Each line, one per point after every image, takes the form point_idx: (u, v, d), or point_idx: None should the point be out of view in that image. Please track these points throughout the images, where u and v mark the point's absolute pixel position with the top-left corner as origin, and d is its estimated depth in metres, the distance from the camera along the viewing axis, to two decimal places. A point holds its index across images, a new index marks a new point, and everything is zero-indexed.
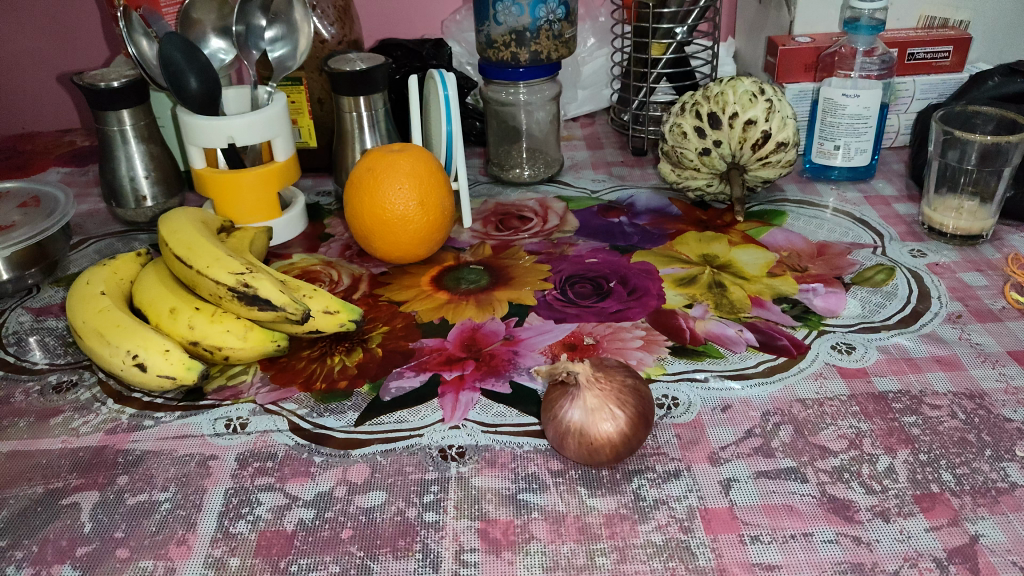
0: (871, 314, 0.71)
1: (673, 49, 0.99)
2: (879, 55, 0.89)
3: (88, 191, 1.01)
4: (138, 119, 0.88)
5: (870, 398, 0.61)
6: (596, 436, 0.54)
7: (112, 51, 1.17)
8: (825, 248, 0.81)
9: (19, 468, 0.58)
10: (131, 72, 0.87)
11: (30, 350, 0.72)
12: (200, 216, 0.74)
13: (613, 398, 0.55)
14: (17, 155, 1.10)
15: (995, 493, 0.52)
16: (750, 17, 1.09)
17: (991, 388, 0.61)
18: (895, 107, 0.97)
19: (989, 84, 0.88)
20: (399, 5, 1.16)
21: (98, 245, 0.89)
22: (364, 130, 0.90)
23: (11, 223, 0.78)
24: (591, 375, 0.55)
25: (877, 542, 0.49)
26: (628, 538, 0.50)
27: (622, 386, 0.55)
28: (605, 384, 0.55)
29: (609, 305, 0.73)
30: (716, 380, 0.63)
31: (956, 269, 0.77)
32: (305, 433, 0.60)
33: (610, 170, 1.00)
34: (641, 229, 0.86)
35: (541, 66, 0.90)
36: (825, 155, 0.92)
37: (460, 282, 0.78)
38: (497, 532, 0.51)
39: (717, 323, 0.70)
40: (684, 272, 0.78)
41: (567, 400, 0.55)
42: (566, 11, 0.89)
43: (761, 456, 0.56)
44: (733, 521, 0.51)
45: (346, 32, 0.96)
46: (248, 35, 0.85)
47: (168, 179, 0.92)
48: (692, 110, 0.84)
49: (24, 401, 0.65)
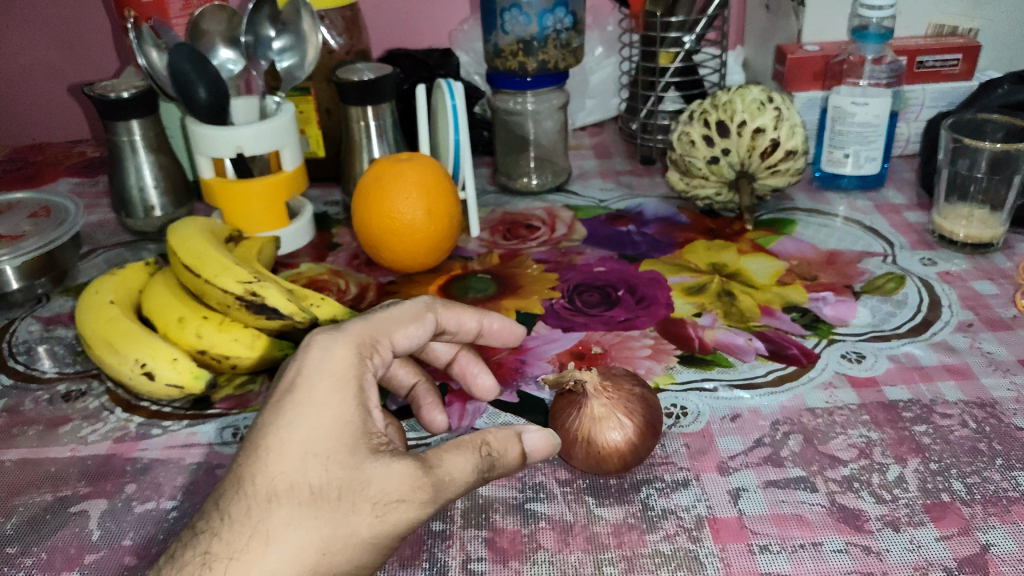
0: (881, 323, 0.70)
1: (682, 57, 0.98)
2: (887, 64, 0.90)
3: (98, 201, 1.01)
4: (146, 130, 0.88)
5: (881, 407, 0.60)
6: (601, 443, 0.53)
7: (122, 63, 1.18)
8: (835, 256, 0.80)
9: (29, 476, 0.58)
10: (141, 83, 0.88)
11: (39, 358, 0.72)
12: (208, 225, 0.74)
13: (621, 408, 0.55)
14: (29, 166, 1.10)
15: (1007, 503, 0.51)
16: (758, 27, 1.09)
17: (1002, 397, 0.60)
18: (905, 115, 0.97)
19: (999, 92, 0.87)
20: (408, 16, 1.16)
21: (108, 255, 0.89)
22: (372, 139, 0.90)
23: (21, 232, 0.79)
24: (598, 383, 0.56)
25: (887, 552, 0.49)
26: (636, 548, 0.50)
27: (630, 395, 0.56)
28: (612, 393, 0.55)
29: (618, 313, 0.73)
30: (725, 390, 0.63)
31: (967, 277, 0.76)
32: None
33: (618, 179, 1.00)
34: (649, 238, 0.86)
35: (549, 75, 0.90)
36: (835, 164, 0.92)
37: (468, 291, 0.77)
38: (505, 541, 0.51)
39: (726, 332, 0.69)
40: (692, 281, 0.77)
41: (574, 408, 0.56)
42: (573, 20, 0.89)
43: (771, 465, 0.55)
44: (742, 531, 0.51)
45: (354, 42, 0.97)
46: (257, 46, 0.86)
47: (177, 190, 0.92)
48: (699, 118, 0.84)
49: (33, 410, 0.65)
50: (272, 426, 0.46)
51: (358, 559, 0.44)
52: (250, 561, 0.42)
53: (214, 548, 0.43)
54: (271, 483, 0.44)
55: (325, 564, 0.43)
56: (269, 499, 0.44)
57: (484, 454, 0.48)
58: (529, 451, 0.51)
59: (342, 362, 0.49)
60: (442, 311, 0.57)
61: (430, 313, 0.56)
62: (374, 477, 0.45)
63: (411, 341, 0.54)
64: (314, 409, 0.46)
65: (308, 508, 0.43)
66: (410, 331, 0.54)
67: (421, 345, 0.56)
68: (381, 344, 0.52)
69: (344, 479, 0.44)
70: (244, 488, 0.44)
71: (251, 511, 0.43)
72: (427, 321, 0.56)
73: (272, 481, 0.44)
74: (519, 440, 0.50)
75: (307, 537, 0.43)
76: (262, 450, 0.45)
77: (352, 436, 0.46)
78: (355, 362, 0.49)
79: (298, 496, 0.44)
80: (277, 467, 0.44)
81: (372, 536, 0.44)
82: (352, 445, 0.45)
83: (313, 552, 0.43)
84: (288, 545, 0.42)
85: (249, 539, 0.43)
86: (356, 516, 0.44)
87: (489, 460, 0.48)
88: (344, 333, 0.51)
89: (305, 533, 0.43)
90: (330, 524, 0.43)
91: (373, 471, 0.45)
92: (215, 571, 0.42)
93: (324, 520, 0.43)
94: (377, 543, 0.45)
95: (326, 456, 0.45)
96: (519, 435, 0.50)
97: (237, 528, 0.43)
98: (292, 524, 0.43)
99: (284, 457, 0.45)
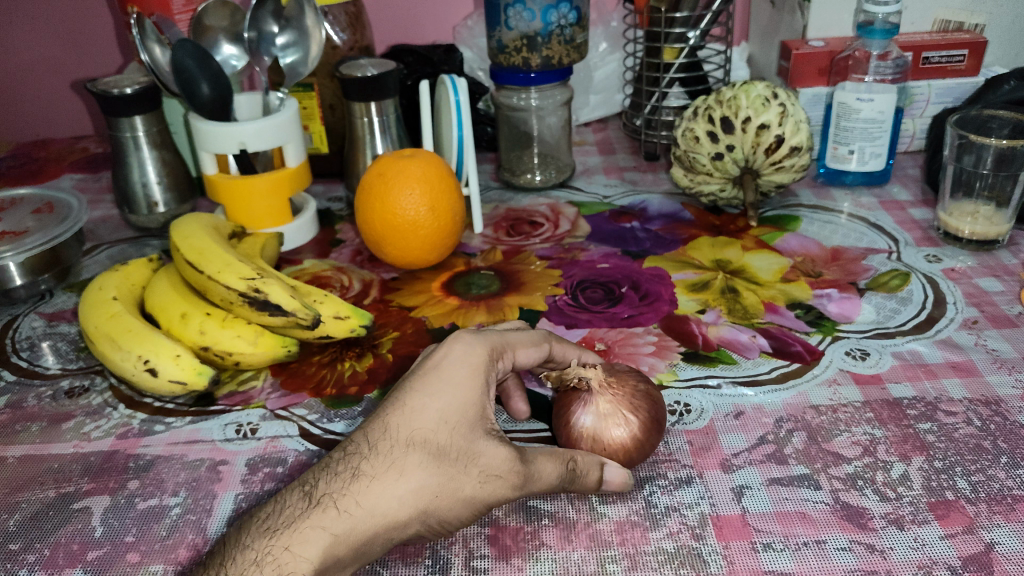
0: (885, 319, 0.70)
1: (686, 53, 0.98)
2: (893, 59, 0.88)
3: (101, 197, 1.01)
4: (150, 126, 0.88)
5: (885, 404, 0.60)
6: (608, 440, 0.54)
7: (125, 58, 1.18)
8: (840, 253, 0.80)
9: (32, 472, 0.59)
10: (145, 79, 0.88)
11: (43, 354, 0.72)
12: (211, 222, 0.74)
13: (626, 404, 0.54)
14: (32, 161, 1.10)
15: (1011, 501, 0.51)
16: (763, 22, 1.09)
17: (1007, 395, 0.60)
18: (911, 111, 0.96)
19: (1006, 88, 0.87)
20: (411, 11, 1.16)
21: (110, 251, 0.89)
22: (375, 136, 0.90)
23: (24, 229, 0.79)
24: (604, 380, 0.55)
25: (890, 550, 0.48)
26: (639, 545, 0.50)
27: (634, 391, 0.55)
28: (618, 390, 0.55)
29: (620, 310, 0.72)
30: (728, 387, 0.63)
31: (972, 274, 0.76)
32: (315, 439, 0.60)
33: (622, 175, 1.00)
34: (653, 234, 0.85)
35: (552, 71, 0.90)
36: (840, 160, 0.91)
37: (471, 288, 0.77)
38: (508, 539, 0.51)
39: (730, 329, 0.69)
40: (696, 277, 0.77)
41: (578, 405, 0.55)
42: (577, 16, 0.89)
43: (774, 463, 0.55)
44: (745, 528, 0.50)
45: (358, 38, 0.96)
46: (260, 42, 0.86)
47: (181, 186, 0.92)
48: (704, 114, 0.83)
49: (36, 406, 0.66)
50: (415, 389, 0.51)
51: (459, 515, 0.48)
52: (386, 484, 0.47)
53: (361, 467, 0.47)
54: (409, 433, 0.49)
55: (437, 509, 0.47)
56: (406, 443, 0.48)
57: (569, 468, 0.51)
58: (606, 481, 0.52)
59: (477, 355, 0.53)
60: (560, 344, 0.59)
61: (549, 343, 0.58)
62: (485, 451, 0.49)
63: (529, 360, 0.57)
64: (450, 384, 0.51)
65: (433, 459, 0.48)
66: (532, 352, 0.57)
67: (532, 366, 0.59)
68: (507, 354, 0.56)
69: (467, 443, 0.49)
70: (388, 431, 0.49)
71: (391, 449, 0.48)
72: (544, 348, 0.58)
73: (411, 431, 0.49)
74: (600, 468, 0.52)
75: (431, 481, 0.47)
76: (406, 406, 0.50)
77: (475, 414, 0.50)
78: (487, 359, 0.54)
79: (429, 448, 0.48)
80: (415, 422, 0.49)
81: (474, 499, 0.48)
82: (475, 421, 0.50)
83: (429, 495, 0.47)
84: (415, 482, 0.47)
85: (386, 467, 0.47)
86: (466, 478, 0.48)
87: (574, 473, 0.51)
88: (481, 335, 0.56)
89: (428, 478, 0.47)
90: (447, 477, 0.47)
91: (485, 448, 0.49)
92: (360, 484, 0.47)
93: (444, 473, 0.47)
94: (478, 506, 0.48)
95: (453, 424, 0.49)
96: (603, 463, 0.52)
97: (380, 459, 0.48)
98: (421, 468, 0.47)
99: (423, 414, 0.50)
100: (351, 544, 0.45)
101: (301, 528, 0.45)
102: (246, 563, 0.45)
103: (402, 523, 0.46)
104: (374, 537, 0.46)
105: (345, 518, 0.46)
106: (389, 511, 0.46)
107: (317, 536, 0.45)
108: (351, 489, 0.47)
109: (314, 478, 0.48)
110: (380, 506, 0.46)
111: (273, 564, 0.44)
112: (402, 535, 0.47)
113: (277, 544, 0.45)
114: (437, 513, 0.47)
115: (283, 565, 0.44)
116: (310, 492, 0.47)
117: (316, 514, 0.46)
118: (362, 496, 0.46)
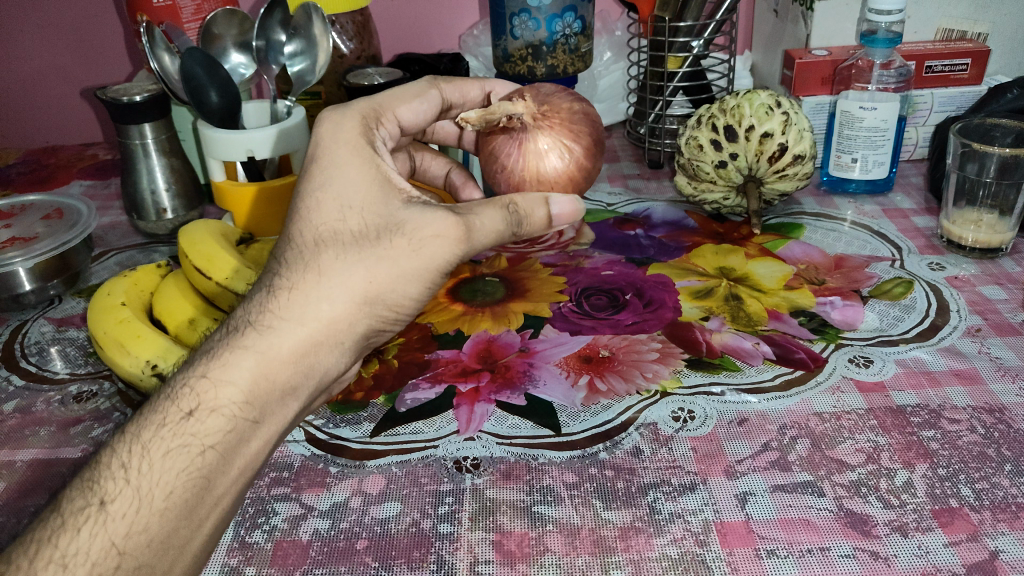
0: (889, 327, 0.70)
1: (690, 62, 0.98)
2: (895, 68, 0.89)
3: (110, 203, 1.02)
4: (159, 133, 0.89)
5: (888, 412, 0.60)
6: (551, 171, 0.62)
7: (134, 67, 1.19)
8: (843, 261, 0.80)
9: (41, 476, 0.59)
10: (153, 87, 0.89)
11: (51, 359, 0.73)
12: (219, 228, 0.75)
13: (568, 134, 0.62)
14: (42, 168, 1.11)
15: (1015, 509, 0.51)
16: (767, 31, 1.10)
17: (1011, 403, 0.60)
18: (914, 120, 0.97)
19: (1009, 96, 0.87)
20: (418, 20, 1.17)
21: (120, 257, 0.90)
22: None
23: (33, 235, 0.80)
24: (536, 113, 0.61)
25: (895, 558, 0.49)
26: (643, 551, 0.50)
27: (570, 121, 0.62)
28: (554, 120, 0.62)
29: (625, 317, 0.73)
30: (732, 394, 0.63)
31: (976, 282, 0.76)
32: (321, 444, 0.60)
33: (626, 183, 1.01)
34: (657, 241, 0.86)
35: (558, 79, 0.93)
36: (843, 168, 0.92)
37: (475, 294, 0.78)
38: (512, 544, 0.51)
39: (734, 336, 0.70)
40: (700, 284, 0.78)
41: (514, 142, 0.62)
42: (582, 25, 0.91)
43: (778, 469, 0.56)
44: (749, 535, 0.51)
45: (364, 46, 0.98)
46: (268, 51, 0.88)
47: (189, 193, 0.93)
48: (707, 122, 0.84)
49: (45, 410, 0.66)
50: (308, 187, 0.52)
51: (400, 292, 0.52)
52: (305, 289, 0.50)
53: (278, 283, 0.51)
54: (314, 232, 0.50)
55: (375, 294, 0.51)
56: (315, 243, 0.50)
57: (511, 211, 0.54)
58: (555, 216, 0.56)
59: (354, 131, 0.54)
60: (445, 87, 0.63)
61: (434, 90, 0.63)
62: (409, 220, 0.51)
63: (415, 116, 0.61)
64: (341, 168, 0.52)
65: (351, 249, 0.50)
66: (415, 106, 0.61)
67: (427, 118, 0.63)
68: (386, 118, 0.58)
69: (379, 225, 0.51)
70: (294, 237, 0.51)
71: (302, 254, 0.50)
72: (430, 97, 0.62)
73: (315, 229, 0.50)
74: (546, 205, 0.55)
75: (353, 274, 0.50)
76: (303, 208, 0.51)
77: (379, 193, 0.52)
78: (364, 131, 0.54)
79: (342, 240, 0.50)
80: (319, 219, 0.51)
81: (414, 266, 0.51)
82: (382, 197, 0.52)
83: (362, 283, 0.50)
84: (336, 278, 0.50)
85: (303, 273, 0.50)
86: (396, 253, 0.50)
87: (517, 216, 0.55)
88: (350, 109, 0.56)
89: (349, 269, 0.50)
90: (372, 262, 0.50)
91: (407, 218, 0.51)
92: (279, 299, 0.50)
93: (369, 256, 0.50)
94: (416, 277, 0.52)
95: (361, 209, 0.51)
96: (546, 199, 0.56)
97: (294, 268, 0.50)
98: (337, 264, 0.50)
99: (323, 206, 0.51)
100: (278, 357, 0.50)
101: (222, 354, 0.50)
102: (166, 400, 0.49)
103: (335, 317, 0.50)
104: (307, 340, 0.50)
105: (266, 336, 0.50)
106: (320, 312, 0.50)
107: (240, 361, 0.49)
108: (271, 305, 0.50)
109: (234, 308, 0.52)
110: (309, 310, 0.50)
111: (193, 397, 0.48)
112: (348, 327, 0.51)
113: (197, 375, 0.49)
114: (375, 297, 0.51)
115: (204, 396, 0.48)
116: (229, 323, 0.51)
117: (235, 340, 0.50)
118: (285, 307, 0.50)
